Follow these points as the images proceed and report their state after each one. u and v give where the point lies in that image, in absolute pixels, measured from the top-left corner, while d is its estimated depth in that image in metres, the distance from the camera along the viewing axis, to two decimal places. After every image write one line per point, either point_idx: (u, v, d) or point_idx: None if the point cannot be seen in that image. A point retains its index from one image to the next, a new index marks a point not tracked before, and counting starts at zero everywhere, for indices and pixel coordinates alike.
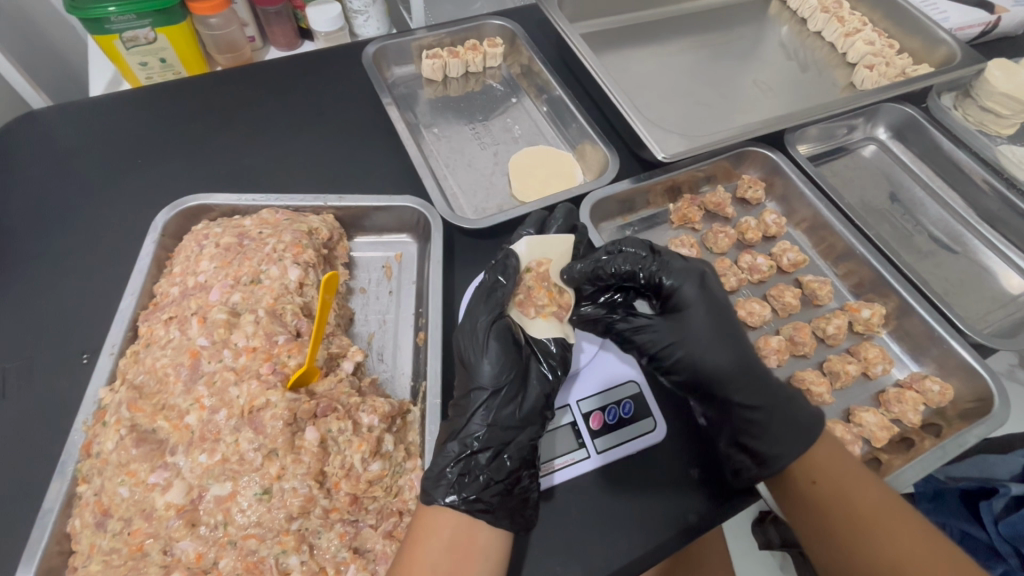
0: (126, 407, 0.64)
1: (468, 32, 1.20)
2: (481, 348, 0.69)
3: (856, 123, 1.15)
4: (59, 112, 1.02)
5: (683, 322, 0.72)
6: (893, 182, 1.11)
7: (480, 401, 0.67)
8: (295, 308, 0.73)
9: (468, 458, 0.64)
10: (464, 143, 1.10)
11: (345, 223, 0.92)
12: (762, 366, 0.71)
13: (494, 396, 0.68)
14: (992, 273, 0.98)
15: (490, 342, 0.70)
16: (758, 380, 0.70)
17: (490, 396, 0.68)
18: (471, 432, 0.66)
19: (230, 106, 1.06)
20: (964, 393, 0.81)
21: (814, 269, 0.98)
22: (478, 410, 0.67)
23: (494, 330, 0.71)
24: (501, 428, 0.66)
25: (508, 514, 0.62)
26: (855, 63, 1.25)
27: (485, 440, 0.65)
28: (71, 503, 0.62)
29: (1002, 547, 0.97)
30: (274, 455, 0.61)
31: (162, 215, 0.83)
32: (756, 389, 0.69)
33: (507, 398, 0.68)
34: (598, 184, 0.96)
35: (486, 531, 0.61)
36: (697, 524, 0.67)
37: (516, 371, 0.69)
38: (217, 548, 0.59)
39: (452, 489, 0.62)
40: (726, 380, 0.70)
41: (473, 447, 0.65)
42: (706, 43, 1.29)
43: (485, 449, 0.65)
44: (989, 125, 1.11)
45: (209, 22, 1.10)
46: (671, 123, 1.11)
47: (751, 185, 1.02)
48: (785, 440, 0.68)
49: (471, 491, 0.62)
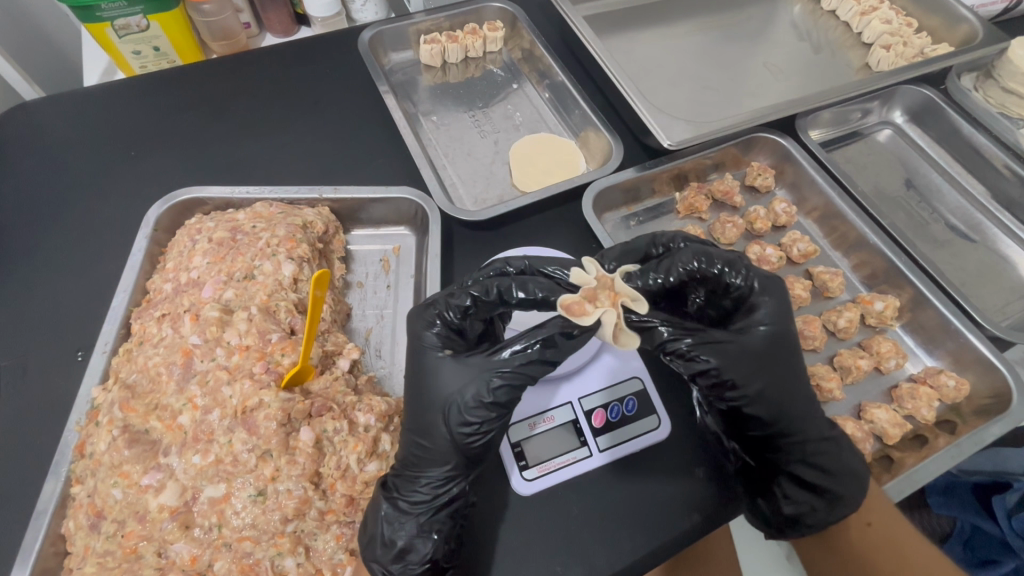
0: (119, 407, 0.63)
1: (468, 16, 1.16)
2: (471, 377, 0.58)
3: (871, 107, 1.10)
4: (51, 103, 1.00)
5: (756, 352, 0.61)
6: (908, 168, 1.07)
7: (452, 437, 0.59)
8: (288, 305, 0.71)
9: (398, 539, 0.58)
10: (464, 131, 1.07)
11: (341, 216, 0.90)
12: (811, 416, 0.63)
13: (469, 434, 0.59)
14: (1011, 263, 0.95)
15: (492, 371, 0.57)
16: (812, 436, 0.63)
17: (467, 439, 0.59)
18: (410, 496, 0.60)
19: (223, 96, 1.04)
20: (981, 388, 0.78)
21: (825, 260, 0.95)
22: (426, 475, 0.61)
23: (502, 360, 0.57)
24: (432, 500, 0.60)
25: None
26: (871, 44, 1.21)
27: (435, 487, 0.60)
28: (66, 504, 0.62)
29: (1015, 542, 0.95)
30: (268, 456, 0.60)
31: (155, 209, 0.81)
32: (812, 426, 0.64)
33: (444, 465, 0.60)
34: (601, 173, 0.93)
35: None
36: (701, 524, 0.66)
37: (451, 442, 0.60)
38: (212, 550, 0.58)
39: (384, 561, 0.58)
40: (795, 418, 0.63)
41: (422, 495, 0.60)
42: (715, 24, 1.24)
43: (435, 501, 0.60)
44: (1011, 107, 1.05)
45: (202, 8, 1.06)
46: (678, 109, 1.07)
47: (761, 172, 0.99)
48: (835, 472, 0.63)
49: (406, 560, 0.58)
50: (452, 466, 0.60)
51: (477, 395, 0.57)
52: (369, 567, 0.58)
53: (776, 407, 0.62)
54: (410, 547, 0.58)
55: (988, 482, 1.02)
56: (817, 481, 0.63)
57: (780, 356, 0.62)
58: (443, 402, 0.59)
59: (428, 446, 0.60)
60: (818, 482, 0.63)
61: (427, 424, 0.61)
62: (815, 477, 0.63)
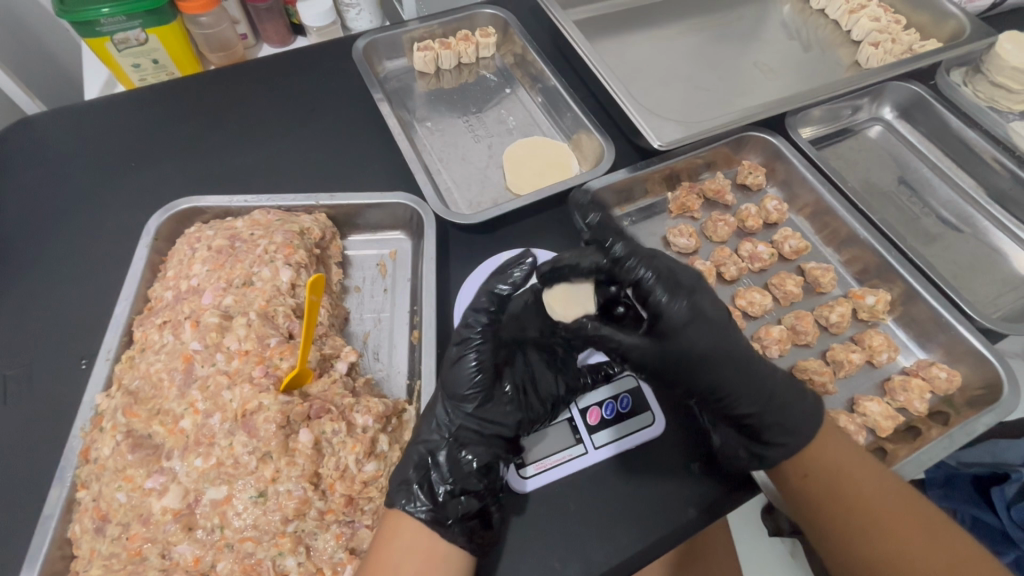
0: (122, 412, 0.64)
1: (460, 22, 1.18)
2: (466, 317, 0.68)
3: (861, 103, 1.11)
4: (53, 116, 1.02)
5: (693, 320, 0.62)
6: (900, 163, 1.08)
7: (450, 395, 0.68)
8: (286, 310, 0.72)
9: (411, 483, 0.62)
10: (458, 136, 1.08)
11: (338, 222, 0.91)
12: (756, 369, 0.65)
13: (471, 380, 0.67)
14: (1002, 254, 0.96)
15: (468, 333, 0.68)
16: (758, 385, 0.65)
17: (474, 388, 0.67)
18: (429, 444, 0.66)
19: (220, 106, 1.06)
20: (973, 379, 0.79)
21: (817, 255, 0.96)
22: (439, 421, 0.67)
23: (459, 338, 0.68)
24: (453, 444, 0.65)
25: (466, 531, 0.60)
26: (860, 41, 1.22)
27: (453, 430, 0.66)
28: (71, 509, 0.63)
29: (1015, 534, 0.95)
30: (268, 458, 0.61)
31: (155, 219, 0.83)
32: (740, 370, 0.64)
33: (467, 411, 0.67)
34: (594, 174, 0.94)
35: (444, 543, 0.59)
36: (697, 519, 0.66)
37: (479, 386, 0.67)
38: (215, 551, 0.59)
39: (410, 495, 0.61)
40: (720, 367, 0.63)
41: (440, 439, 0.66)
42: (705, 25, 1.26)
43: (446, 445, 0.66)
44: (1000, 101, 1.06)
45: (199, 21, 1.08)
46: (669, 110, 1.08)
47: (752, 170, 1.00)
48: (765, 410, 0.64)
49: (431, 497, 0.62)
50: (467, 416, 0.67)
51: (461, 339, 0.68)
52: (388, 503, 0.62)
53: (722, 376, 0.64)
54: (421, 488, 0.62)
55: (988, 474, 1.02)
56: (777, 432, 0.65)
57: (729, 324, 0.65)
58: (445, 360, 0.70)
59: (449, 395, 0.68)
60: (781, 434, 0.65)
61: (443, 394, 0.68)
62: (779, 429, 0.65)
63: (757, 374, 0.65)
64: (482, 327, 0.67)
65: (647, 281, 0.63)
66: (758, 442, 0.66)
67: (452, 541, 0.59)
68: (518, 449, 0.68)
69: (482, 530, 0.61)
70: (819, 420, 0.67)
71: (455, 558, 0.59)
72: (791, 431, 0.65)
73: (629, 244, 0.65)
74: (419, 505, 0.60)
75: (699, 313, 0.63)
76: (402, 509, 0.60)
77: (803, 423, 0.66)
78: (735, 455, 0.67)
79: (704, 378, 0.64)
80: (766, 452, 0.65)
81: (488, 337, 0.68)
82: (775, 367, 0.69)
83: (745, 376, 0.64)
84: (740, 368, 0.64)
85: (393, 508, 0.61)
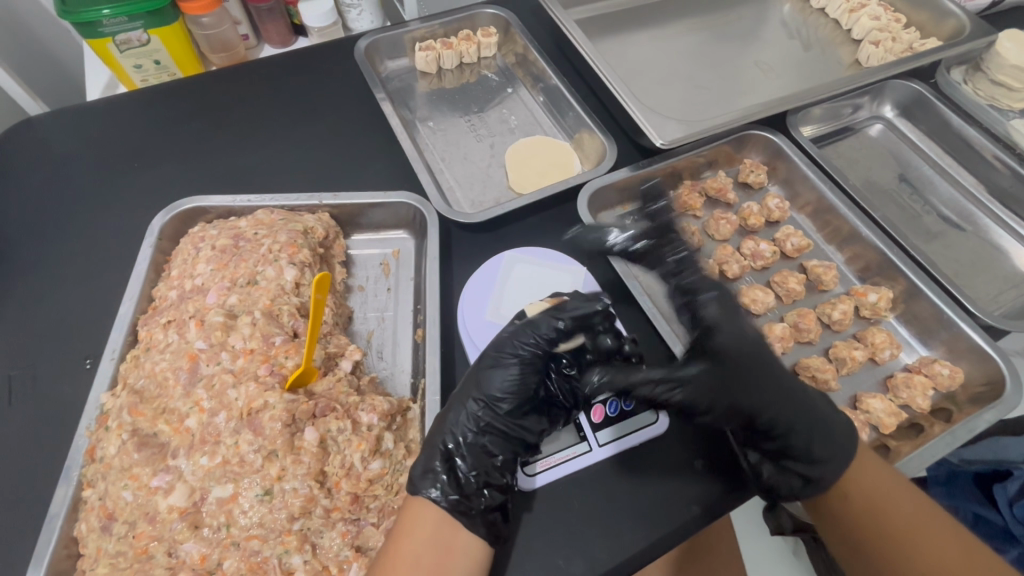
0: (128, 412, 0.65)
1: (462, 22, 1.19)
2: (520, 334, 0.68)
3: (861, 102, 1.11)
4: (56, 116, 1.02)
5: (739, 353, 0.68)
6: (900, 161, 1.08)
7: (490, 394, 0.66)
8: (291, 309, 0.73)
9: (435, 471, 0.62)
10: (460, 136, 1.08)
11: (341, 221, 0.92)
12: (801, 398, 0.66)
13: (511, 384, 0.66)
14: (1003, 252, 0.96)
15: (520, 338, 0.68)
16: (805, 411, 0.66)
17: (510, 391, 0.66)
18: (457, 434, 0.65)
19: (223, 106, 1.06)
20: (975, 376, 0.79)
21: (819, 253, 0.96)
22: (472, 414, 0.66)
23: (510, 341, 0.68)
24: (483, 442, 0.64)
25: (486, 523, 0.61)
26: (860, 40, 1.22)
27: (482, 427, 0.65)
28: (77, 507, 0.63)
29: (1018, 531, 0.95)
30: (274, 456, 0.61)
31: (158, 218, 0.83)
32: (784, 398, 0.66)
33: (504, 413, 0.66)
34: (596, 173, 0.94)
35: (466, 534, 0.59)
36: (702, 515, 0.67)
37: (519, 393, 0.67)
38: (220, 549, 0.59)
39: (436, 483, 0.61)
40: (762, 392, 0.66)
41: (468, 430, 0.65)
42: (706, 24, 1.26)
43: (474, 442, 0.64)
44: (1000, 99, 1.07)
45: (201, 22, 1.09)
46: (670, 109, 1.09)
47: (753, 168, 1.00)
48: (813, 435, 0.65)
49: (456, 486, 0.61)
50: (497, 415, 0.66)
51: (516, 350, 0.68)
52: (409, 487, 0.62)
53: (771, 405, 0.65)
54: (446, 477, 0.62)
55: (989, 471, 1.02)
56: (821, 460, 0.65)
57: (771, 359, 0.68)
58: (484, 359, 0.68)
59: (486, 393, 0.66)
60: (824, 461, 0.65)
61: (473, 391, 0.67)
62: (824, 456, 0.65)
63: (799, 401, 0.66)
64: (529, 345, 0.68)
65: (711, 319, 0.71)
66: (802, 468, 0.66)
67: (472, 532, 0.59)
68: (537, 448, 0.67)
69: (501, 523, 0.62)
70: (857, 438, 0.67)
71: (475, 549, 0.59)
72: (834, 458, 0.65)
73: (652, 279, 0.67)
74: (443, 493, 0.61)
75: (741, 348, 0.68)
76: (425, 496, 0.60)
77: (844, 450, 0.65)
78: (787, 482, 0.66)
79: (753, 408, 0.65)
80: (818, 475, 0.65)
81: (527, 354, 0.68)
82: (818, 397, 0.69)
83: (788, 399, 0.66)
84: (783, 394, 0.66)
85: (414, 493, 0.61)
